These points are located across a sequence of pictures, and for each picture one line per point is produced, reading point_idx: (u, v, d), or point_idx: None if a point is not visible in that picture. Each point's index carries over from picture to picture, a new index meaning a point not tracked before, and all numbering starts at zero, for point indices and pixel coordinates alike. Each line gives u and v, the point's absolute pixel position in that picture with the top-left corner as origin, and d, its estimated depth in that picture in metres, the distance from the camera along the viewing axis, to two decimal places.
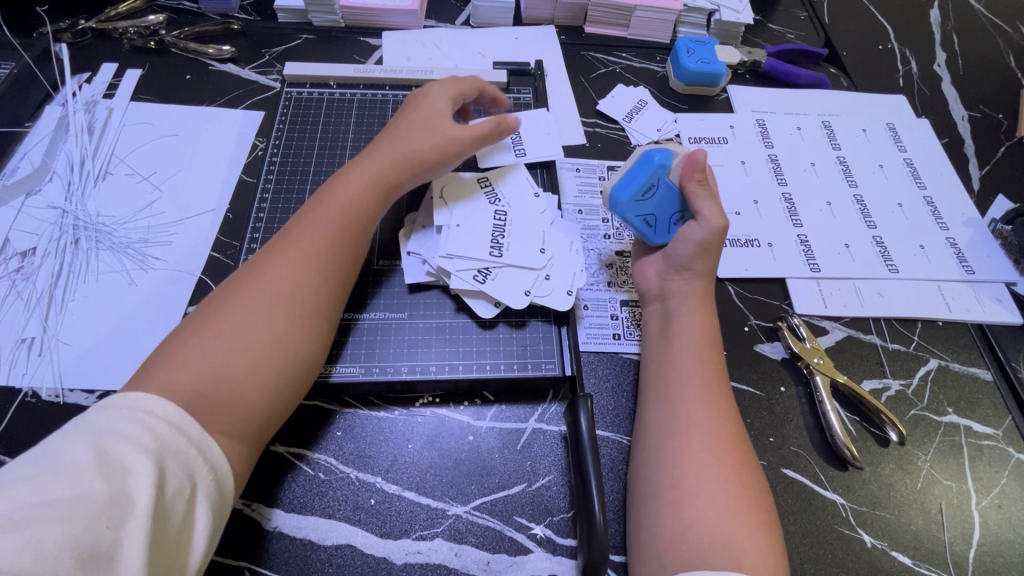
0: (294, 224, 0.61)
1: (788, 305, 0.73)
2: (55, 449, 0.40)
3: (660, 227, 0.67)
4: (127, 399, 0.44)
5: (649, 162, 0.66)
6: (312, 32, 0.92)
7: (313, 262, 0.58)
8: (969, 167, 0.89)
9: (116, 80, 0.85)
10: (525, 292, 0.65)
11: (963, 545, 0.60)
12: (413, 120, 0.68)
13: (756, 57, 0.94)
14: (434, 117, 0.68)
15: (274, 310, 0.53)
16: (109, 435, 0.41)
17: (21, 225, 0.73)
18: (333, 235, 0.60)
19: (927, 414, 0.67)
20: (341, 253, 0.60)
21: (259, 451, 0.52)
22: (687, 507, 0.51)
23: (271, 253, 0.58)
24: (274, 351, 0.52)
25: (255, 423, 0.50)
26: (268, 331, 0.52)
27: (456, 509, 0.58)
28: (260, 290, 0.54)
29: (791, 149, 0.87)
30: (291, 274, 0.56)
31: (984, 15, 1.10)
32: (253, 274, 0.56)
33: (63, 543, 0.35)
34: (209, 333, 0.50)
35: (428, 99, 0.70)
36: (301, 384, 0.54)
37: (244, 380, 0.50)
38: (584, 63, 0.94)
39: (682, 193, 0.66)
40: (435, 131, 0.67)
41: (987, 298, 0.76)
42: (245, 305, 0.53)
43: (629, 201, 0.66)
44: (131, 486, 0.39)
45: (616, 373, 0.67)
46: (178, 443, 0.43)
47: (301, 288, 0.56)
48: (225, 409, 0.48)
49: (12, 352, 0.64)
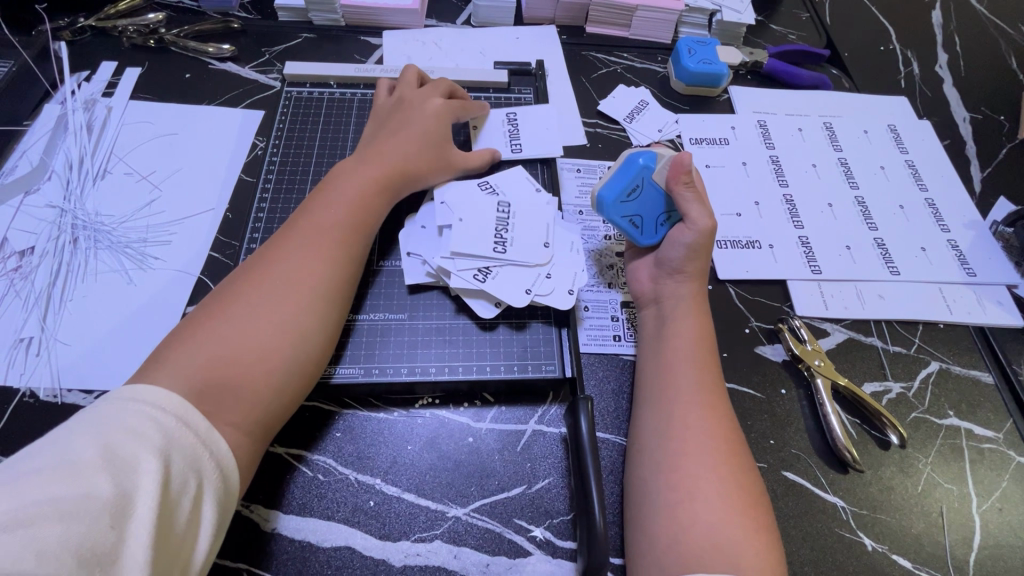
0: (300, 217, 0.61)
1: (789, 307, 0.73)
2: (60, 443, 0.40)
3: (647, 228, 0.67)
4: (133, 392, 0.44)
5: (634, 164, 0.66)
6: (312, 31, 0.92)
7: (321, 253, 0.58)
8: (971, 170, 0.89)
9: (116, 79, 0.84)
10: (526, 291, 0.65)
11: (963, 549, 0.60)
12: (413, 127, 0.71)
13: (757, 58, 0.94)
14: (433, 129, 0.72)
15: (282, 300, 0.54)
16: (115, 431, 0.41)
17: (19, 224, 0.72)
18: (339, 227, 0.61)
19: (928, 417, 0.67)
20: (350, 244, 0.61)
21: (266, 446, 0.52)
22: (688, 510, 0.51)
23: (279, 245, 0.59)
24: (284, 339, 0.52)
25: (263, 414, 0.50)
26: (275, 321, 0.53)
27: (456, 511, 0.57)
28: (268, 282, 0.55)
29: (793, 150, 0.87)
30: (299, 266, 0.56)
31: (986, 17, 1.09)
32: (260, 266, 0.56)
33: (66, 544, 0.34)
34: (219, 324, 0.51)
35: (424, 112, 0.73)
36: (312, 373, 0.54)
37: (254, 369, 0.50)
38: (585, 63, 0.93)
39: (666, 195, 0.66)
40: (434, 145, 0.71)
41: (989, 301, 0.76)
42: (254, 296, 0.53)
43: (615, 203, 0.65)
44: (137, 485, 0.39)
45: (616, 375, 0.66)
46: (185, 440, 0.43)
47: (307, 278, 0.56)
48: (234, 397, 0.48)
49: (10, 351, 0.63)
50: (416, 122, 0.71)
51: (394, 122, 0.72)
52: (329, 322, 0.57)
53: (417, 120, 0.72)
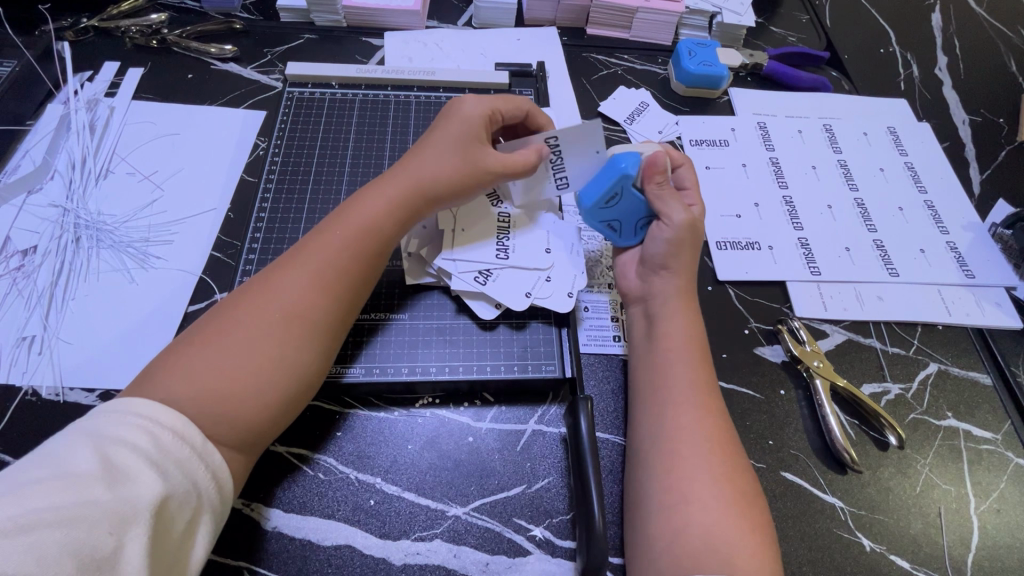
0: (307, 237, 0.59)
1: (788, 309, 0.73)
2: (58, 452, 0.40)
3: (626, 230, 0.67)
4: (131, 404, 0.44)
5: (614, 169, 0.63)
6: (314, 31, 0.92)
7: (326, 282, 0.55)
8: (970, 172, 0.89)
9: (118, 80, 0.85)
10: (526, 293, 0.65)
11: (962, 549, 0.60)
12: (449, 139, 0.64)
13: (756, 60, 0.94)
14: (467, 141, 0.63)
15: (281, 334, 0.51)
16: (111, 441, 0.41)
17: (22, 224, 0.73)
18: (347, 252, 0.57)
19: (926, 418, 0.67)
20: (356, 273, 0.57)
21: (258, 456, 0.52)
22: (684, 510, 0.51)
23: (283, 266, 0.56)
24: (281, 375, 0.50)
25: (258, 432, 0.49)
26: (270, 358, 0.50)
27: (456, 510, 0.58)
28: (268, 310, 0.52)
29: (792, 152, 0.87)
30: (302, 296, 0.54)
31: (986, 19, 1.10)
32: (262, 288, 0.54)
33: (65, 548, 0.35)
34: (215, 352, 0.49)
35: (467, 120, 0.64)
36: (301, 405, 0.53)
37: (247, 400, 0.48)
38: (585, 64, 0.94)
39: (646, 201, 0.64)
40: (466, 160, 0.63)
41: (988, 302, 0.76)
42: (253, 326, 0.51)
43: (593, 208, 0.65)
44: (134, 493, 0.39)
45: (615, 375, 0.67)
46: (181, 452, 0.43)
47: (305, 315, 0.53)
48: (227, 425, 0.47)
49: (12, 350, 0.64)
50: (457, 139, 0.64)
51: (437, 135, 0.65)
52: (326, 352, 0.55)
53: (459, 136, 0.64)
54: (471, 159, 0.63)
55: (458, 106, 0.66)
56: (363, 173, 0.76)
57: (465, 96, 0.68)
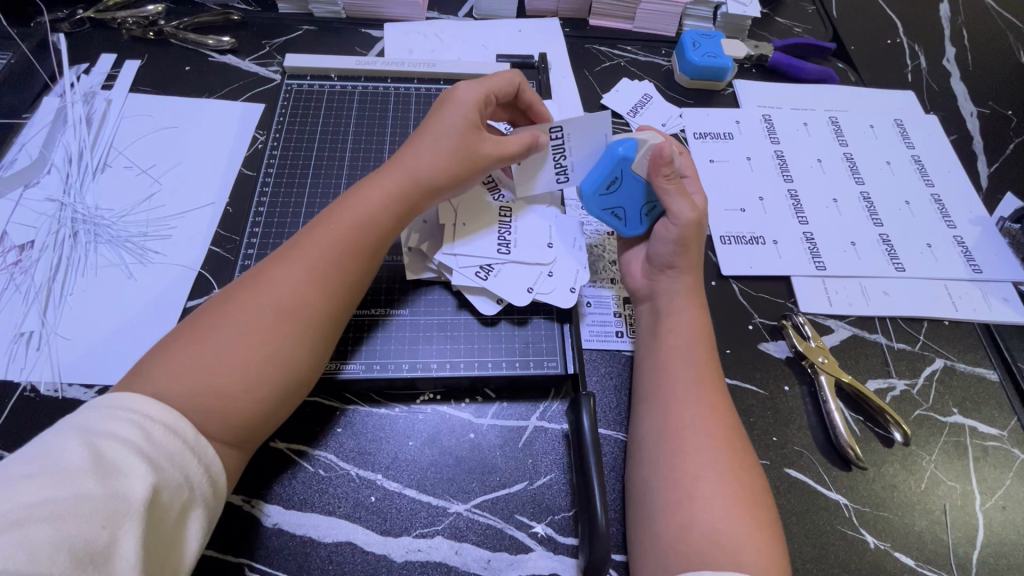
0: (305, 231, 0.58)
1: (793, 304, 0.73)
2: (48, 447, 0.40)
3: (630, 219, 0.65)
4: (123, 401, 0.43)
5: (613, 154, 0.62)
6: (313, 22, 0.91)
7: (319, 278, 0.54)
8: (978, 165, 0.88)
9: (115, 71, 0.84)
10: (528, 289, 0.65)
11: (967, 547, 0.60)
12: (442, 122, 0.62)
13: (762, 51, 0.93)
14: (462, 124, 0.62)
15: (274, 329, 0.50)
16: (103, 435, 0.40)
17: (19, 218, 0.72)
18: (341, 247, 0.56)
19: (933, 414, 0.67)
20: (353, 271, 0.56)
21: (252, 452, 0.51)
22: (687, 508, 0.50)
23: (278, 260, 0.55)
24: (273, 371, 0.50)
25: (253, 428, 0.49)
26: (264, 355, 0.49)
27: (456, 507, 0.57)
28: (260, 306, 0.51)
29: (798, 145, 0.86)
30: (295, 291, 0.52)
31: (995, 9, 1.08)
32: (256, 283, 0.53)
33: (58, 543, 0.35)
34: (204, 347, 0.48)
35: (459, 102, 0.63)
36: (295, 400, 0.52)
37: (238, 396, 0.47)
38: (588, 56, 0.92)
39: (647, 186, 0.63)
40: (460, 143, 0.61)
41: (995, 298, 0.75)
42: (244, 321, 0.50)
43: (594, 194, 0.64)
44: (126, 487, 0.39)
45: (618, 371, 0.66)
46: (174, 447, 0.42)
47: (300, 310, 0.52)
48: (219, 421, 0.46)
49: (10, 346, 0.63)
50: (449, 124, 0.62)
51: (429, 122, 0.64)
52: (321, 346, 0.54)
53: (451, 120, 0.62)
54: (469, 138, 0.61)
55: (452, 93, 0.65)
56: (362, 168, 0.76)
57: (458, 82, 0.66)
